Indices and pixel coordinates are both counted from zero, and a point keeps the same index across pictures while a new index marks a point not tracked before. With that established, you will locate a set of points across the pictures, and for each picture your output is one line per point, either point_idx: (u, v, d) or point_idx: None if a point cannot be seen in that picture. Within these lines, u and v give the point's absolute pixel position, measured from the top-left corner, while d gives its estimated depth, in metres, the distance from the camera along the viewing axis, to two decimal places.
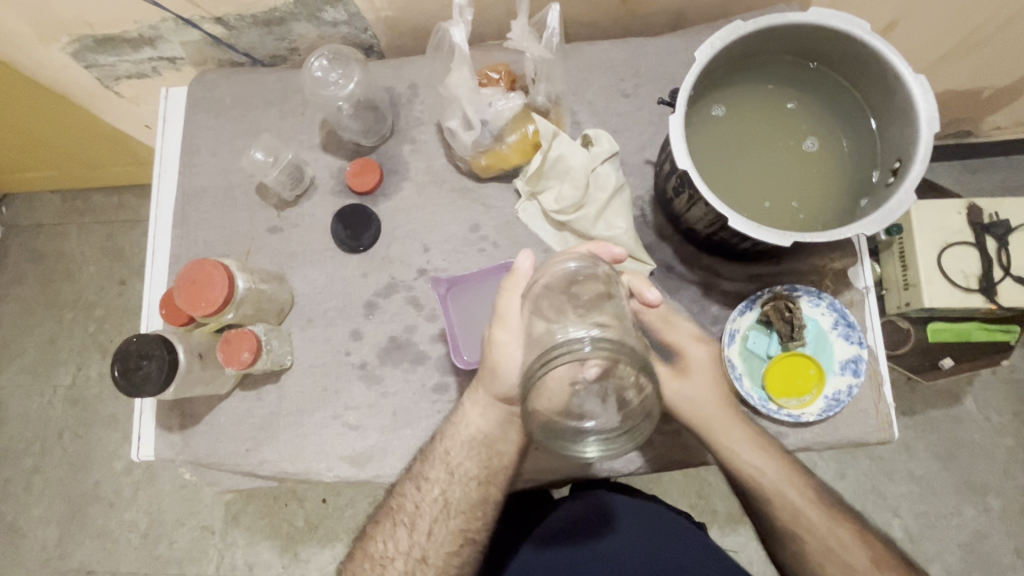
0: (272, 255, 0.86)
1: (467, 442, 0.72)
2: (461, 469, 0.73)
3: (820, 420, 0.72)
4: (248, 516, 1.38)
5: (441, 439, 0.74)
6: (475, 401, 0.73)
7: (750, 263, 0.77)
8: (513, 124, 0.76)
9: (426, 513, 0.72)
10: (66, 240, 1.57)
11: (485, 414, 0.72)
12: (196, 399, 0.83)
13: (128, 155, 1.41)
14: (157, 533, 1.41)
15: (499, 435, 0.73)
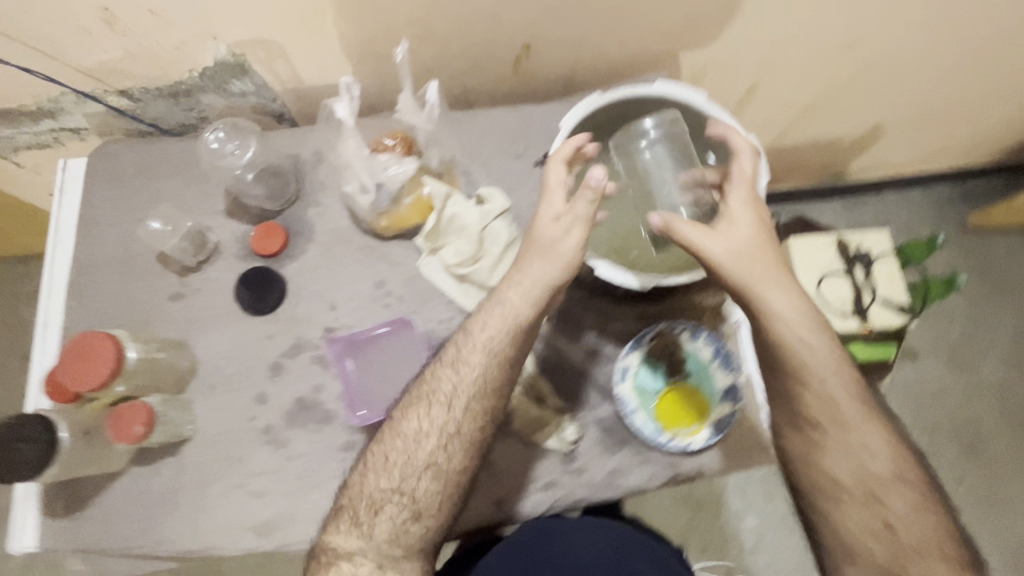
0: (173, 322, 0.85)
1: (443, 422, 0.73)
2: (435, 446, 0.73)
3: (707, 446, 0.78)
4: None
5: (414, 417, 0.74)
6: (456, 371, 0.74)
7: (636, 304, 0.84)
8: (408, 187, 0.81)
9: (389, 500, 0.73)
10: None
11: (463, 386, 0.74)
12: (86, 479, 0.78)
13: (32, 224, 1.35)
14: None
15: (478, 413, 0.74)
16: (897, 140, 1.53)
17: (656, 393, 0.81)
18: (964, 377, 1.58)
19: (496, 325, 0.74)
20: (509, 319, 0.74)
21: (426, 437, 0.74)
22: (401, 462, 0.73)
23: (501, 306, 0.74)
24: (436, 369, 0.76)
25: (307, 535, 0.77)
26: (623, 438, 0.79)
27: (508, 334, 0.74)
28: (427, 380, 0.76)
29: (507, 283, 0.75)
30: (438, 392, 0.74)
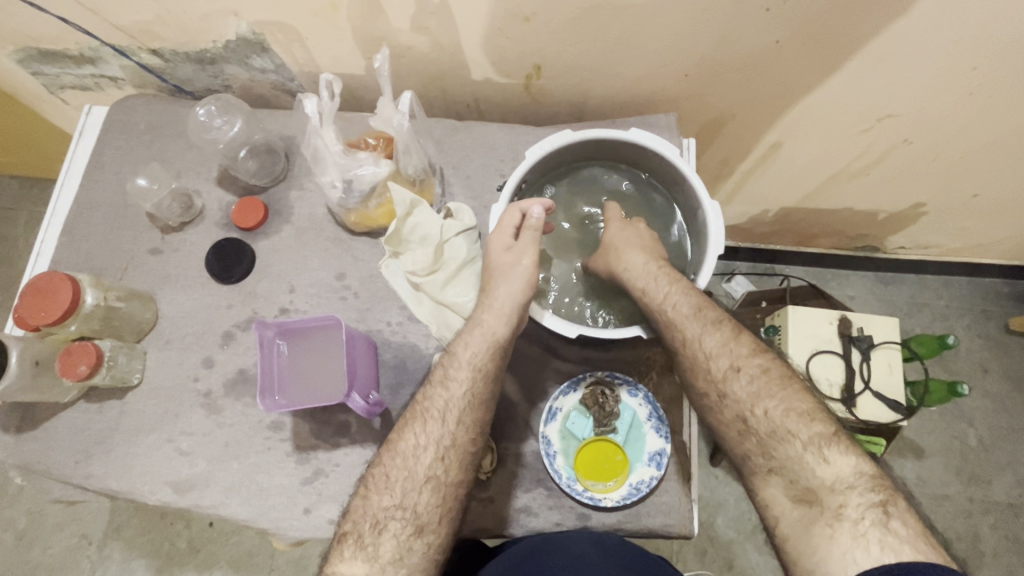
0: (147, 275, 0.90)
1: (437, 437, 0.71)
2: (430, 464, 0.70)
3: (620, 507, 0.76)
4: (130, 530, 1.40)
5: (409, 435, 0.72)
6: (447, 388, 0.73)
7: (584, 346, 0.82)
8: (381, 188, 0.83)
9: (391, 523, 0.68)
10: (12, 226, 1.58)
11: (454, 403, 0.72)
12: (39, 404, 0.84)
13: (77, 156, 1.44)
14: (33, 534, 1.41)
15: (472, 427, 0.72)
16: (944, 225, 1.37)
17: (581, 441, 0.79)
18: (967, 489, 1.45)
19: (481, 342, 0.74)
20: (494, 336, 0.74)
21: (420, 456, 0.71)
22: (402, 481, 0.70)
23: (480, 329, 0.75)
24: (426, 388, 0.74)
25: (218, 502, 0.80)
26: (539, 479, 0.77)
27: (494, 351, 0.74)
28: (416, 401, 0.74)
29: (483, 307, 0.76)
30: (432, 409, 0.72)
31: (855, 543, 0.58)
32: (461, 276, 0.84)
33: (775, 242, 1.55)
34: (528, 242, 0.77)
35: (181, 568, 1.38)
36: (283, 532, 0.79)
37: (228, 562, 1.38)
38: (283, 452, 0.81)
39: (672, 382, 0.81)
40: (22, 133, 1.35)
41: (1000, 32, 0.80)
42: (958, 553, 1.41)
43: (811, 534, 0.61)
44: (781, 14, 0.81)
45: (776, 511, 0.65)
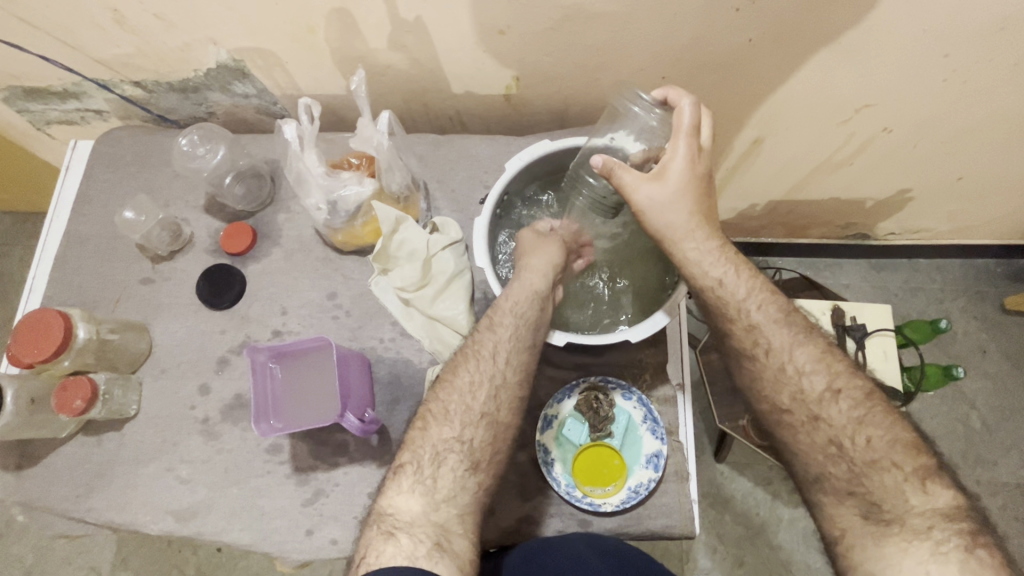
0: (140, 305, 0.90)
1: (489, 376, 0.72)
2: (483, 402, 0.71)
3: (620, 510, 0.76)
4: (138, 559, 1.40)
5: (462, 373, 0.73)
6: (494, 331, 0.74)
7: (577, 352, 0.83)
8: (365, 207, 0.83)
9: (444, 465, 0.68)
10: (8, 262, 1.58)
11: (503, 343, 0.73)
12: (38, 440, 0.85)
13: None
14: (42, 570, 1.41)
15: (520, 369, 0.73)
16: (933, 208, 1.38)
17: (578, 447, 0.80)
18: (974, 471, 1.45)
19: (525, 291, 0.75)
20: (533, 288, 0.76)
21: (473, 392, 0.72)
22: (459, 415, 0.71)
23: (523, 280, 0.76)
24: (476, 331, 0.76)
25: (220, 528, 0.80)
26: (539, 488, 0.77)
27: (539, 300, 0.75)
28: (467, 342, 0.76)
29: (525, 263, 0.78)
30: (483, 351, 0.74)
31: (933, 558, 0.60)
32: (450, 289, 0.84)
33: (765, 235, 1.55)
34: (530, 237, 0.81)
35: None
36: (286, 555, 0.79)
37: None
38: (283, 475, 0.81)
39: (667, 382, 0.81)
40: (11, 169, 1.35)
41: (967, 19, 0.81)
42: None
43: (884, 548, 0.63)
44: (752, 13, 0.82)
45: (842, 528, 0.67)
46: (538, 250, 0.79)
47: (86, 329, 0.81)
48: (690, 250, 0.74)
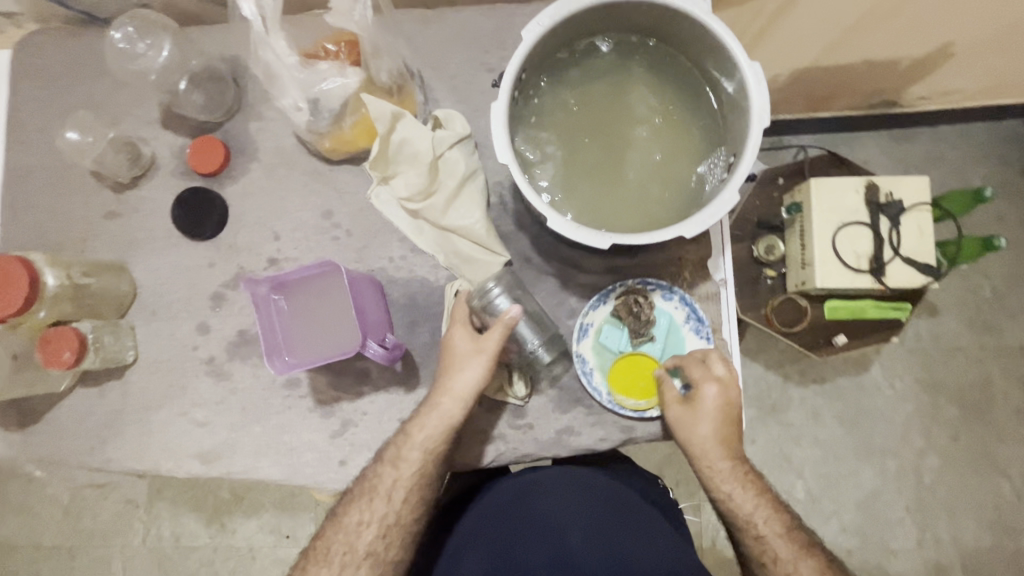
0: (111, 243, 0.80)
1: (381, 516, 0.68)
2: (370, 541, 0.68)
3: (665, 414, 0.73)
4: (172, 490, 1.45)
5: (354, 510, 0.69)
6: (396, 468, 0.69)
7: (609, 254, 0.75)
8: (351, 105, 0.70)
9: (350, 563, 0.67)
10: None
11: (402, 481, 0.68)
12: (35, 397, 0.79)
13: None
14: (79, 508, 1.46)
15: (417, 505, 0.69)
16: (973, 65, 1.23)
17: (618, 354, 0.74)
18: (979, 338, 1.42)
19: (428, 425, 0.69)
20: (446, 421, 0.69)
21: (361, 533, 0.68)
22: (341, 555, 0.68)
23: (436, 413, 0.69)
24: (376, 465, 0.70)
25: (249, 466, 0.77)
26: (577, 398, 0.74)
27: (449, 435, 0.69)
28: (366, 474, 0.70)
29: (443, 387, 0.69)
30: (381, 485, 0.69)
31: None
32: (462, 194, 0.73)
33: (785, 110, 1.41)
34: (494, 339, 0.67)
35: (229, 517, 1.44)
36: (322, 486, 0.76)
37: (275, 504, 1.44)
38: (306, 410, 0.77)
39: (707, 279, 0.75)
40: None
41: None
42: (983, 412, 1.40)
43: None
44: None
45: None
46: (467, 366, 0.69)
47: (54, 276, 0.70)
48: (721, 468, 0.68)
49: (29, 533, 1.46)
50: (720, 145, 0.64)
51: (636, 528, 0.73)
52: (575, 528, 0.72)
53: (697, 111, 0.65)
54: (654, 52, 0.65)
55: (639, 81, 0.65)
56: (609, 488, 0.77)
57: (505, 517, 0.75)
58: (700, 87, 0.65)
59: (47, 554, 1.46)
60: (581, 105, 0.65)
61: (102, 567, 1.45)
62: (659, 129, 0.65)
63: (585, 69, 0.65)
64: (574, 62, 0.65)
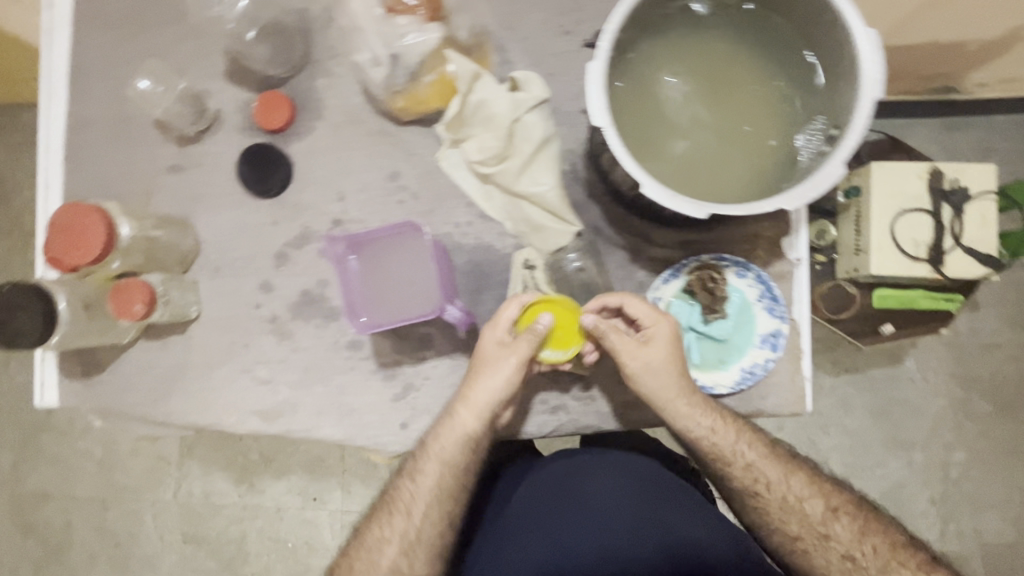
0: (173, 196, 0.79)
1: (402, 531, 0.69)
2: (392, 557, 0.68)
3: (734, 392, 0.72)
4: (202, 449, 1.48)
5: (376, 525, 0.70)
6: (414, 481, 0.70)
7: (682, 228, 0.74)
8: (429, 63, 0.68)
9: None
10: None
11: (421, 496, 0.69)
12: (99, 347, 0.79)
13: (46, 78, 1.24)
14: (112, 462, 1.51)
15: (439, 521, 0.69)
16: None
17: (688, 329, 0.72)
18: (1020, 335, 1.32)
19: (448, 437, 0.69)
20: (465, 432, 0.68)
21: (384, 548, 0.69)
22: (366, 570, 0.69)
23: (451, 424, 0.69)
24: (394, 478, 0.71)
25: (310, 425, 0.77)
26: None
27: (470, 450, 0.69)
28: (389, 490, 0.71)
29: (460, 400, 0.68)
30: (402, 500, 0.70)
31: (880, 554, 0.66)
32: (537, 160, 0.71)
33: None
34: (522, 349, 0.67)
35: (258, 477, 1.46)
36: (382, 448, 0.77)
37: (303, 469, 1.45)
38: (368, 372, 0.77)
39: (783, 257, 0.73)
40: None
41: None
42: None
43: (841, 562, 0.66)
44: None
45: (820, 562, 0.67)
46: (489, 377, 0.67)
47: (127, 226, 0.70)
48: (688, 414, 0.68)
49: (66, 484, 1.52)
50: (819, 117, 0.60)
51: (679, 506, 0.73)
52: (619, 509, 0.72)
53: (794, 79, 0.61)
54: (751, 17, 0.61)
55: (733, 47, 0.62)
56: (642, 469, 0.77)
57: (545, 503, 0.74)
58: (799, 53, 0.61)
59: (83, 504, 1.52)
60: (673, 72, 0.61)
61: (134, 520, 1.50)
62: (751, 99, 0.62)
63: (678, 33, 0.61)
64: (668, 24, 0.61)
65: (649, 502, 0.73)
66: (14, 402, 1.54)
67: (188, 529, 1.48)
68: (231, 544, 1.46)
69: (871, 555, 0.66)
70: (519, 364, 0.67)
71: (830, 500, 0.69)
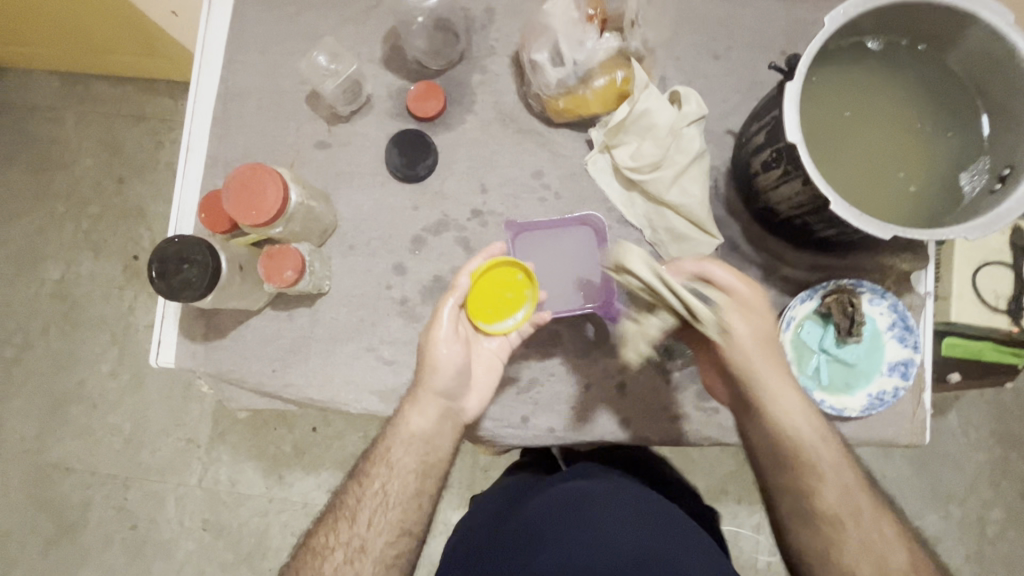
0: (318, 171, 0.80)
1: (348, 540, 0.65)
2: (337, 566, 0.64)
3: (861, 416, 0.73)
4: (236, 436, 1.35)
5: (322, 533, 0.66)
6: (362, 485, 0.67)
7: (817, 252, 0.76)
8: (603, 68, 0.71)
9: None
10: (63, 128, 1.43)
11: (375, 502, 0.66)
12: (223, 312, 0.79)
13: (146, 49, 1.24)
14: (141, 438, 1.37)
15: (390, 530, 0.66)
16: None
17: (819, 350, 0.74)
18: None
19: (402, 437, 0.68)
20: (413, 429, 0.68)
21: (330, 555, 0.65)
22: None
23: (400, 425, 0.69)
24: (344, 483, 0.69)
25: None
26: None
27: (421, 443, 0.68)
28: (341, 499, 0.68)
29: (407, 398, 0.69)
30: (348, 508, 0.66)
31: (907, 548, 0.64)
32: (689, 173, 0.74)
33: None
34: (445, 314, 0.67)
35: (288, 469, 1.33)
36: (500, 440, 0.77)
37: (338, 466, 1.33)
38: None
39: (912, 290, 0.75)
40: (86, 22, 1.15)
41: None
42: None
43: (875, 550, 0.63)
44: None
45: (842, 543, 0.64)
46: (441, 355, 0.67)
47: (295, 192, 0.71)
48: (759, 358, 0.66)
49: (89, 457, 1.38)
50: (982, 158, 0.63)
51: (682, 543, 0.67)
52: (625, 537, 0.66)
53: (957, 121, 0.64)
54: (922, 58, 0.65)
55: (902, 86, 0.65)
56: (649, 502, 0.72)
57: (553, 522, 0.68)
58: (966, 98, 0.64)
59: (102, 481, 1.37)
60: (846, 102, 0.65)
61: (155, 502, 1.36)
62: (916, 135, 0.65)
63: (852, 66, 0.65)
64: (843, 58, 0.65)
65: (653, 534, 0.67)
66: (39, 362, 1.40)
67: (211, 516, 1.34)
68: (252, 539, 1.33)
69: (824, 505, 0.65)
70: (451, 342, 0.67)
71: (813, 449, 0.66)
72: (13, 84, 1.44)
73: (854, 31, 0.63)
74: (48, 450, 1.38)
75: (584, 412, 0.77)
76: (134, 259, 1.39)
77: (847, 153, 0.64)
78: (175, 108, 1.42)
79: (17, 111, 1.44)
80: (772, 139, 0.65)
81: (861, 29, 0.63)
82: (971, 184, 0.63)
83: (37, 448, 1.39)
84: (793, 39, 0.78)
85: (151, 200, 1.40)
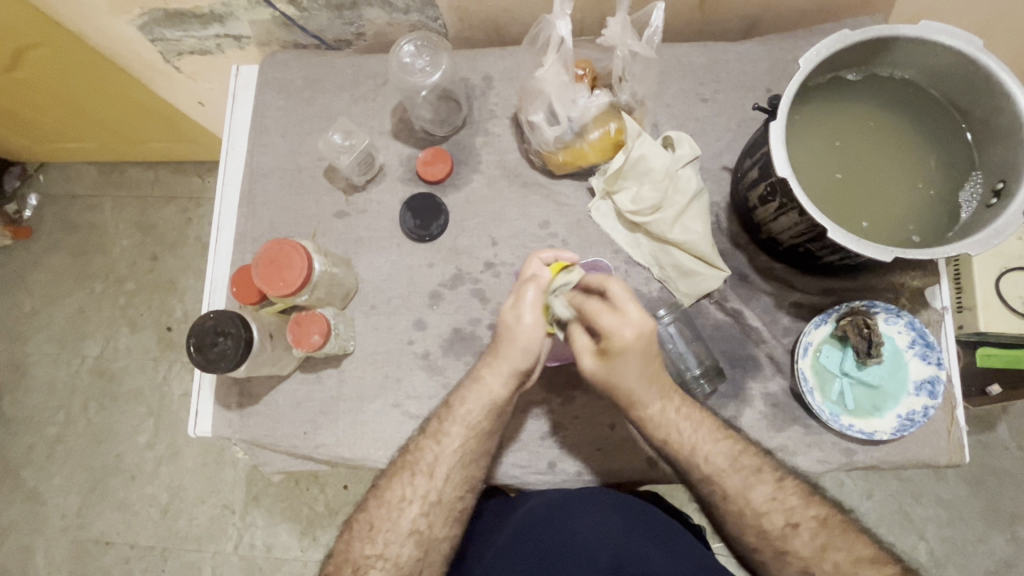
0: (339, 239, 0.85)
1: (423, 493, 0.68)
2: (414, 518, 0.67)
3: (893, 438, 0.72)
4: (269, 497, 1.36)
5: (396, 485, 0.69)
6: (438, 443, 0.69)
7: (825, 276, 0.77)
8: (595, 121, 0.76)
9: (400, 533, 0.67)
10: (100, 213, 1.54)
11: (445, 458, 0.69)
12: (255, 379, 0.83)
13: (175, 135, 1.32)
14: (177, 507, 1.39)
15: (460, 484, 0.69)
16: None
17: (841, 375, 0.73)
18: None
19: (479, 402, 0.69)
20: (491, 397, 0.69)
21: (406, 506, 0.68)
22: (385, 531, 0.67)
23: (478, 388, 0.69)
24: (417, 439, 0.71)
25: None
26: (794, 416, 0.74)
27: (492, 413, 0.69)
28: (407, 450, 0.71)
29: (486, 363, 0.69)
30: (420, 463, 0.69)
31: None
32: (689, 210, 0.76)
33: None
34: (530, 297, 0.65)
35: (322, 531, 1.33)
36: (530, 486, 0.77)
37: None
38: (516, 409, 0.79)
39: (927, 307, 0.75)
40: (115, 118, 1.23)
41: None
42: None
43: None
44: None
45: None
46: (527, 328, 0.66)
47: (319, 262, 0.76)
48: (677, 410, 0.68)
49: (128, 531, 1.39)
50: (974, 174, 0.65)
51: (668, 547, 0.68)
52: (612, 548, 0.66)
53: (942, 141, 0.67)
54: (900, 86, 0.67)
55: (883, 116, 0.68)
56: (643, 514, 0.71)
57: (546, 533, 0.69)
58: (949, 120, 0.66)
59: (140, 554, 1.38)
60: (834, 135, 0.67)
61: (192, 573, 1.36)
62: (904, 160, 0.67)
63: (832, 100, 0.68)
64: (823, 92, 0.68)
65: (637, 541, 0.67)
66: (81, 439, 1.45)
67: None
68: None
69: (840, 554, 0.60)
70: (536, 325, 0.66)
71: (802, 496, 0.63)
72: (55, 177, 1.56)
73: (831, 68, 0.67)
74: (90, 525, 1.41)
75: (610, 454, 0.77)
76: (168, 330, 1.47)
77: (839, 181, 0.66)
78: (202, 186, 1.52)
79: (58, 202, 1.55)
80: (765, 174, 0.67)
81: (837, 65, 0.66)
82: (966, 199, 0.65)
83: (79, 523, 1.41)
84: (777, 77, 0.82)
85: (184, 272, 1.48)
